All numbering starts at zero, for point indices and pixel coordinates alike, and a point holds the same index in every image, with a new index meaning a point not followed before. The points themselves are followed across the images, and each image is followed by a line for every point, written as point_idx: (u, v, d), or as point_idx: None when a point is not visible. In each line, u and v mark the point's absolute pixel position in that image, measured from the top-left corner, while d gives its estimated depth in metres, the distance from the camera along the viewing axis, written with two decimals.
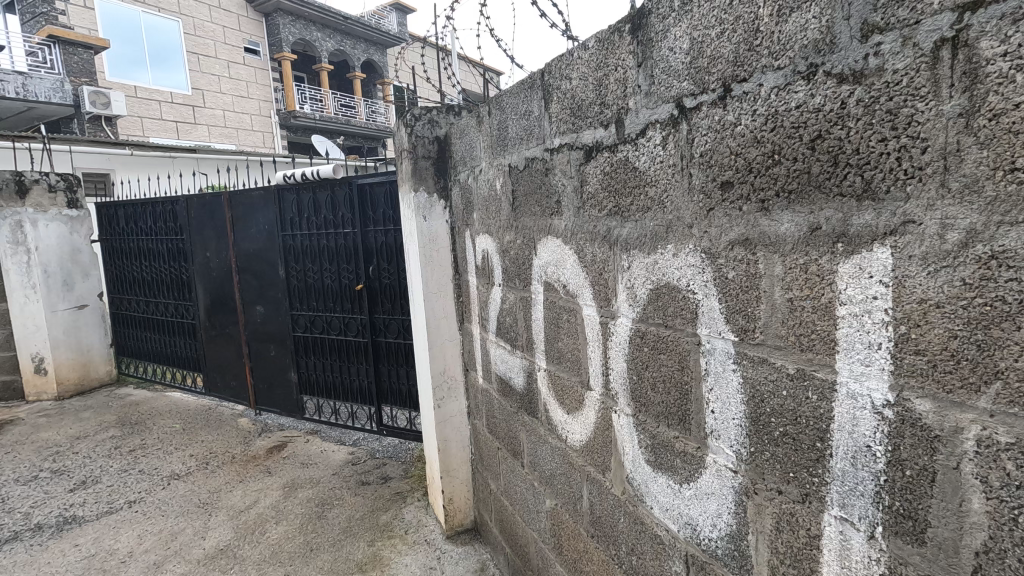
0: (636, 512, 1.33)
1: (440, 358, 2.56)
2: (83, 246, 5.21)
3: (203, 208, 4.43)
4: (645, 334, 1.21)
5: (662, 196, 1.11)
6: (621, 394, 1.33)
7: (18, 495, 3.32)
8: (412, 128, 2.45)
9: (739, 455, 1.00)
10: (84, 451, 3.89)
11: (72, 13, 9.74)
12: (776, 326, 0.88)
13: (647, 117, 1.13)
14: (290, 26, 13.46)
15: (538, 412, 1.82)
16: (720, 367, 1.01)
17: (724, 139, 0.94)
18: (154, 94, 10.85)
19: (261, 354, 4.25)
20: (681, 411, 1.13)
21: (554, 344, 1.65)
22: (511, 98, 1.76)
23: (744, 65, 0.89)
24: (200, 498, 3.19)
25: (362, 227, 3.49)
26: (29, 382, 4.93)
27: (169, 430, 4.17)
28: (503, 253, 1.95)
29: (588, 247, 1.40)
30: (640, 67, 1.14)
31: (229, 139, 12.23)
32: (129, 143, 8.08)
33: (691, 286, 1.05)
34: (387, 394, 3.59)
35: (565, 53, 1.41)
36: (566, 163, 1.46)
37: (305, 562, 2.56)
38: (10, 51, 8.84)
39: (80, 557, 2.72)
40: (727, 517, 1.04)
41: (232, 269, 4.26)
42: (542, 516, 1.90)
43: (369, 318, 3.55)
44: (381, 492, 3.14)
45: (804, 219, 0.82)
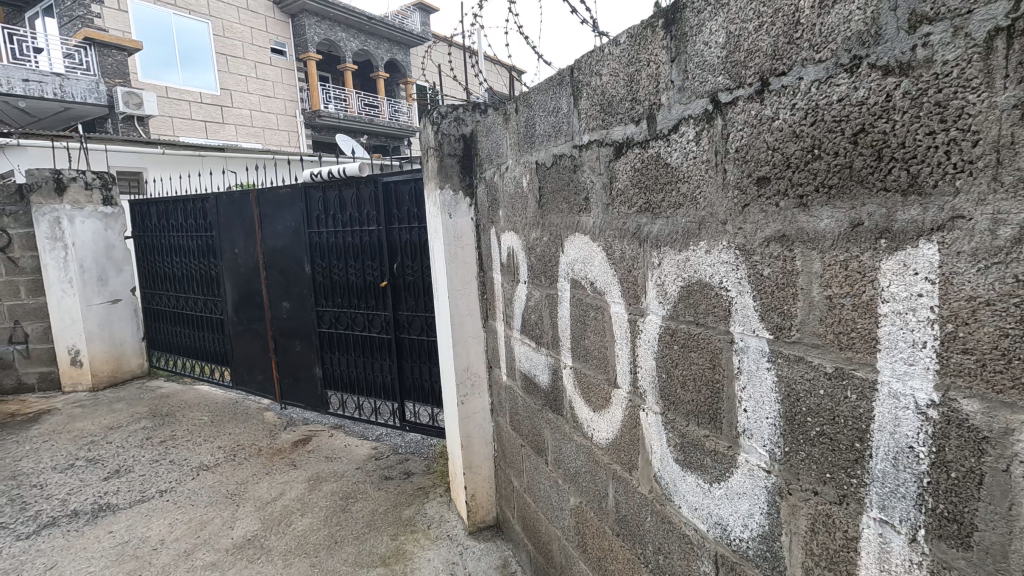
0: (664, 510, 1.32)
1: (464, 355, 2.58)
2: (117, 242, 5.36)
3: (231, 206, 4.52)
4: (675, 331, 1.20)
5: (695, 192, 1.10)
6: (650, 392, 1.32)
7: (56, 482, 3.44)
8: (439, 126, 2.47)
9: (773, 454, 0.98)
10: (118, 441, 4.00)
11: (108, 16, 10.03)
12: (813, 323, 0.87)
13: (680, 113, 1.12)
14: (315, 27, 13.64)
15: (563, 409, 1.82)
16: (753, 365, 1.00)
17: (761, 134, 0.93)
18: (185, 95, 11.11)
19: (287, 348, 4.32)
20: (712, 409, 1.12)
21: (581, 341, 1.65)
22: (539, 96, 1.76)
23: (783, 58, 0.88)
24: (228, 489, 3.26)
25: (386, 224, 3.52)
26: (66, 374, 5.09)
27: (198, 423, 4.27)
28: (529, 250, 1.95)
29: (617, 244, 1.39)
30: (673, 62, 1.12)
31: (256, 138, 12.46)
32: (160, 142, 8.28)
33: (724, 283, 1.04)
34: (411, 390, 3.62)
35: (596, 49, 1.40)
36: (594, 160, 1.46)
37: (330, 553, 2.59)
38: (49, 53, 9.14)
39: (114, 543, 2.80)
40: (760, 517, 1.03)
41: (260, 266, 4.34)
42: (566, 513, 1.90)
43: (393, 315, 3.59)
44: (404, 487, 3.17)
45: (844, 215, 0.81)
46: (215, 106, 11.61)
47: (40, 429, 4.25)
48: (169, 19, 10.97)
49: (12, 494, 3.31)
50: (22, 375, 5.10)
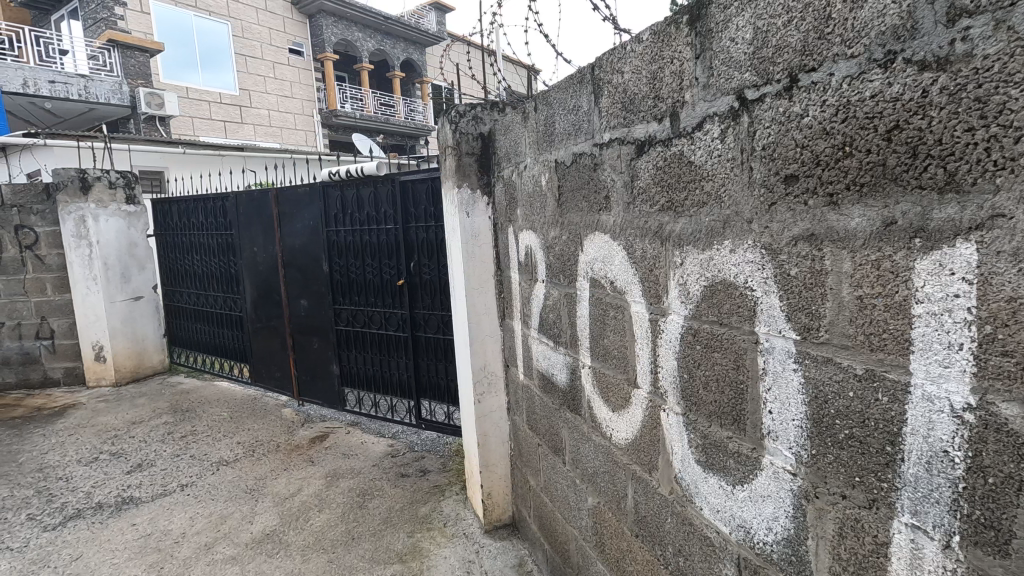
0: (685, 512, 1.31)
1: (481, 353, 2.59)
2: (139, 240, 5.44)
3: (251, 205, 4.58)
4: (697, 331, 1.19)
5: (720, 191, 1.08)
6: (671, 392, 1.31)
7: (81, 474, 3.51)
8: (457, 125, 2.48)
9: (799, 457, 0.97)
10: (140, 435, 4.08)
11: (130, 17, 10.21)
12: (843, 324, 0.85)
13: (705, 109, 1.10)
14: (332, 27, 13.74)
15: (581, 409, 1.81)
16: (779, 366, 0.98)
17: (790, 131, 0.92)
18: (205, 95, 11.28)
19: (304, 345, 4.35)
20: (735, 411, 1.11)
21: (600, 341, 1.64)
22: (559, 94, 1.75)
23: (813, 54, 0.86)
24: (247, 484, 3.31)
25: (403, 223, 3.53)
26: (90, 369, 5.20)
27: (218, 418, 4.33)
28: (547, 249, 1.94)
29: (638, 242, 1.38)
30: (697, 59, 1.11)
31: (274, 138, 12.60)
32: (181, 142, 8.42)
33: (749, 282, 1.03)
34: (427, 389, 3.63)
35: (618, 46, 1.39)
36: (615, 158, 1.45)
37: (347, 550, 2.61)
38: (74, 54, 9.34)
39: (137, 536, 2.85)
40: (785, 520, 1.02)
41: (279, 264, 4.39)
42: (584, 513, 1.89)
43: (410, 313, 3.61)
44: (420, 484, 3.19)
45: (876, 214, 0.79)
46: (234, 106, 11.76)
47: (66, 423, 4.35)
48: (190, 20, 11.13)
49: (40, 487, 3.39)
50: (48, 370, 5.23)
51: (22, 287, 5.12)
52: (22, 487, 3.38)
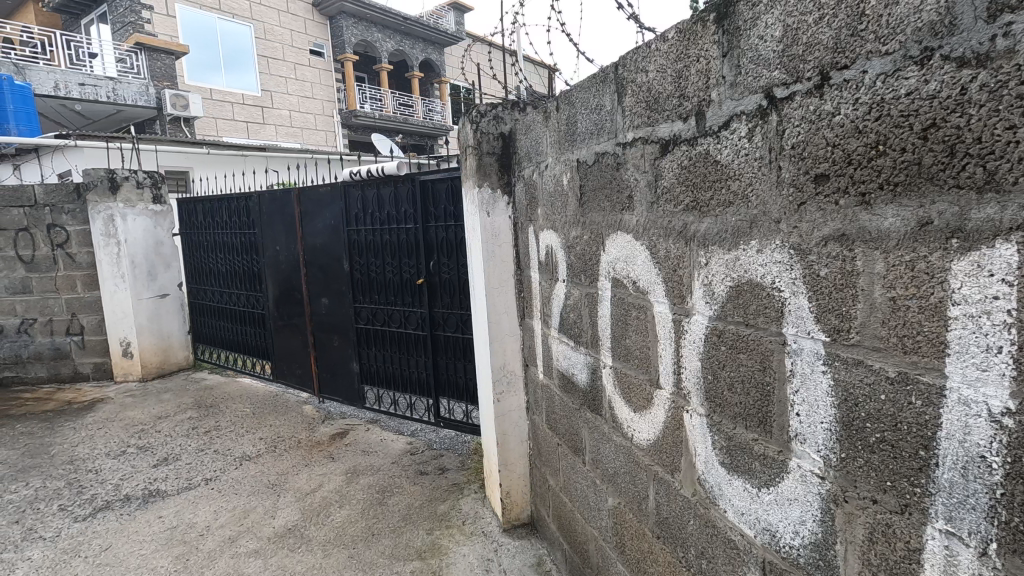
0: (708, 514, 1.30)
1: (500, 352, 2.60)
2: (165, 239, 5.56)
3: (273, 204, 4.65)
4: (722, 332, 1.18)
5: (747, 190, 1.07)
6: (694, 393, 1.30)
7: (110, 467, 3.61)
8: (478, 125, 2.49)
9: (828, 460, 0.95)
10: (166, 430, 4.17)
11: (157, 21, 10.43)
12: (874, 325, 0.84)
13: (732, 108, 1.09)
14: (352, 28, 13.87)
15: (602, 409, 1.81)
16: (807, 368, 0.97)
17: (821, 129, 0.90)
18: (228, 96, 11.48)
19: (325, 343, 4.41)
20: (761, 413, 1.09)
21: (622, 341, 1.63)
22: (581, 93, 1.75)
23: (845, 51, 0.85)
24: (269, 479, 3.37)
25: (423, 222, 3.56)
26: (118, 364, 5.34)
27: (241, 414, 4.41)
28: (568, 249, 1.94)
29: (661, 242, 1.37)
30: (725, 57, 1.10)
31: (295, 138, 12.77)
32: (206, 143, 8.58)
33: (777, 283, 1.01)
34: (446, 388, 3.65)
35: (642, 45, 1.39)
36: (638, 157, 1.44)
37: (367, 546, 2.64)
38: (103, 58, 9.58)
39: (163, 528, 2.92)
40: (812, 525, 1.00)
41: (300, 262, 4.44)
42: (603, 513, 1.89)
43: (429, 312, 3.63)
44: (439, 482, 3.21)
45: (911, 214, 0.78)
46: (256, 107, 11.95)
47: (95, 417, 4.46)
48: (213, 23, 11.32)
49: (71, 478, 3.48)
50: (78, 365, 5.37)
51: (53, 284, 5.27)
52: (54, 479, 3.48)
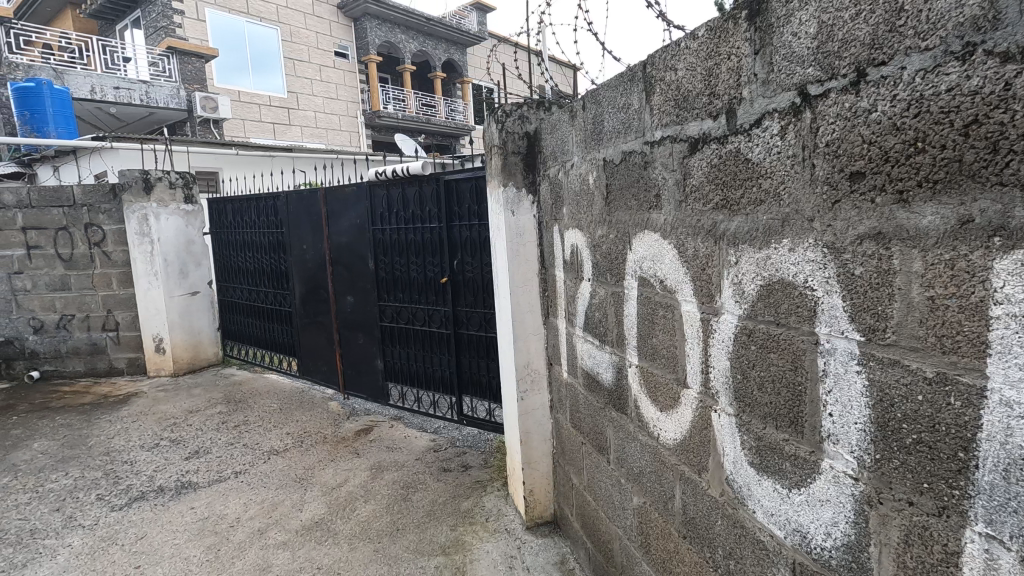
0: (736, 514, 1.29)
1: (524, 350, 2.61)
2: (196, 237, 5.71)
3: (300, 203, 4.73)
4: (752, 332, 1.17)
5: (779, 188, 1.06)
6: (722, 393, 1.30)
7: (144, 459, 3.72)
8: (503, 125, 2.51)
9: (862, 461, 0.94)
10: (197, 423, 4.28)
11: (188, 25, 10.70)
12: (912, 325, 0.83)
13: (764, 106, 1.08)
14: (376, 29, 14.02)
15: (627, 408, 1.81)
16: (841, 368, 0.96)
17: (856, 127, 0.90)
18: (255, 98, 11.71)
19: (350, 341, 4.48)
20: (792, 413, 1.09)
21: (648, 340, 1.63)
22: (608, 92, 1.75)
23: (882, 47, 0.84)
24: (296, 473, 3.43)
25: (447, 221, 3.59)
26: (151, 360, 5.50)
27: (268, 409, 4.50)
28: (594, 248, 1.94)
29: (690, 241, 1.36)
30: (757, 54, 1.10)
31: (320, 139, 12.96)
32: (234, 144, 8.76)
33: (810, 282, 1.01)
34: (469, 386, 3.68)
35: (670, 43, 1.38)
36: (667, 155, 1.44)
37: (392, 540, 2.68)
38: (137, 62, 9.86)
39: (195, 519, 3.00)
40: (845, 526, 0.99)
41: (327, 260, 4.52)
42: (628, 513, 1.89)
43: (453, 310, 3.66)
44: (462, 479, 3.23)
45: (951, 211, 0.77)
46: (283, 108, 12.17)
47: (129, 410, 4.61)
48: (242, 27, 11.56)
49: (107, 469, 3.60)
50: (113, 360, 5.55)
51: (90, 281, 5.44)
52: (91, 469, 3.61)
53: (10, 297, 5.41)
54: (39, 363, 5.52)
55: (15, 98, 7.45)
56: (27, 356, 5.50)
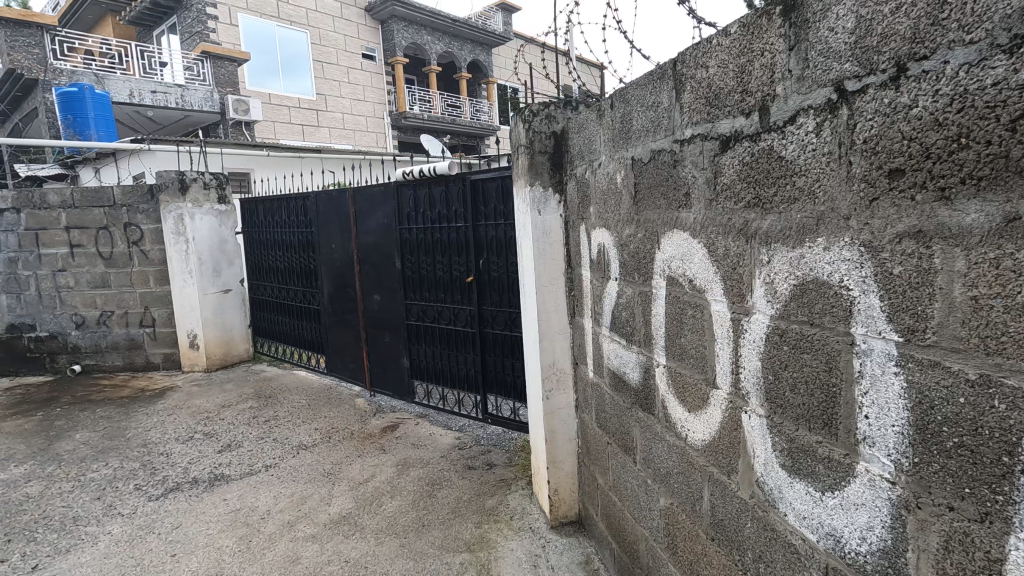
0: (767, 517, 1.28)
1: (550, 349, 2.62)
2: (229, 237, 5.86)
3: (329, 203, 4.81)
4: (785, 332, 1.15)
5: (814, 186, 1.05)
6: (753, 393, 1.28)
7: (179, 451, 3.84)
8: (530, 124, 2.53)
9: (899, 464, 0.92)
10: (229, 418, 4.40)
11: (221, 30, 10.99)
12: (953, 325, 0.81)
13: (798, 103, 1.07)
14: (403, 31, 14.16)
15: (655, 408, 1.80)
16: (878, 369, 0.94)
17: (895, 122, 0.88)
18: (285, 100, 11.95)
19: (377, 339, 4.54)
20: (826, 415, 1.07)
21: (676, 340, 1.62)
22: (637, 90, 1.74)
23: (924, 41, 0.82)
24: (324, 468, 3.50)
25: (473, 221, 3.61)
26: (186, 355, 5.66)
27: (297, 405, 4.60)
28: (621, 247, 1.94)
29: (720, 240, 1.35)
30: (791, 51, 1.08)
31: (348, 140, 13.16)
32: (265, 146, 8.96)
33: (846, 281, 0.99)
34: (493, 384, 3.69)
35: (702, 41, 1.37)
36: (697, 154, 1.43)
37: (418, 536, 2.71)
38: (173, 66, 10.16)
39: (227, 510, 3.08)
40: (881, 531, 0.97)
41: (355, 260, 4.59)
42: (655, 514, 1.87)
43: (478, 309, 3.68)
44: (487, 477, 3.25)
45: (996, 210, 0.75)
46: (312, 110, 12.39)
47: (165, 404, 4.75)
48: (273, 31, 11.82)
49: (144, 460, 3.73)
50: (150, 355, 5.74)
51: (129, 279, 5.63)
52: (130, 460, 3.74)
53: (55, 293, 5.65)
54: (81, 357, 5.75)
55: (60, 103, 7.76)
56: (70, 350, 5.73)
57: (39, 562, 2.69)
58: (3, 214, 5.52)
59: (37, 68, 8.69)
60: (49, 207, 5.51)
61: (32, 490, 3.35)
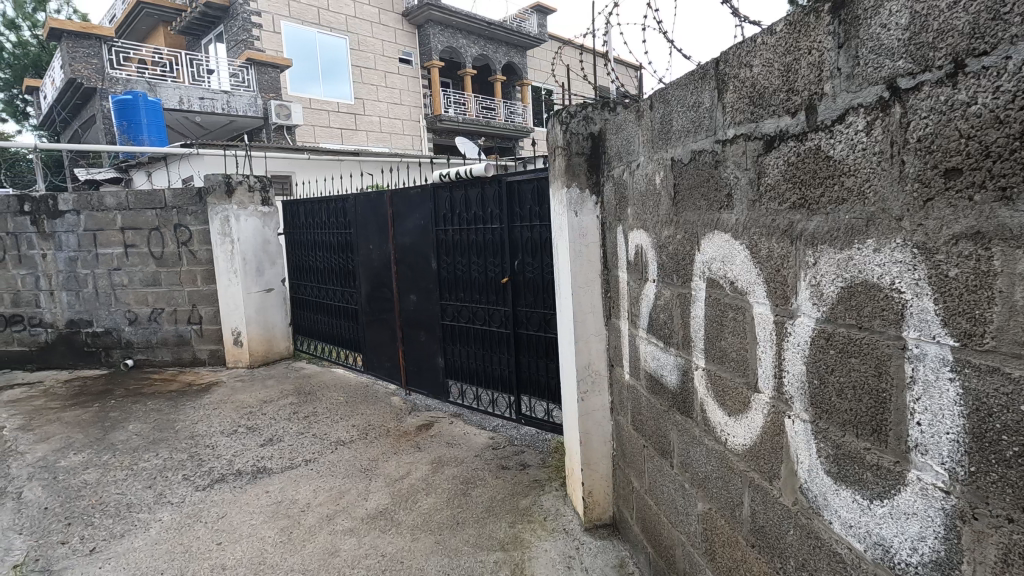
0: (810, 524, 1.25)
1: (585, 351, 2.61)
2: (272, 238, 6.06)
3: (367, 205, 4.92)
4: (831, 336, 1.13)
5: (864, 186, 1.02)
6: (798, 397, 1.25)
7: (224, 444, 3.99)
8: (567, 125, 2.53)
9: (954, 474, 0.89)
10: (271, 413, 4.54)
11: (265, 38, 11.38)
12: (1014, 331, 0.78)
13: (848, 101, 1.04)
14: (438, 35, 14.35)
15: (693, 411, 1.78)
16: (932, 374, 0.91)
17: (952, 120, 0.85)
18: (325, 104, 12.25)
19: (412, 338, 4.61)
20: (875, 421, 1.04)
21: (716, 342, 1.60)
22: (677, 91, 1.73)
23: (985, 36, 0.80)
24: (361, 464, 3.58)
25: (509, 222, 3.63)
26: (230, 352, 5.87)
27: (335, 402, 4.71)
28: (659, 248, 1.93)
29: (763, 241, 1.33)
30: (841, 48, 1.06)
31: (384, 143, 13.40)
32: (306, 149, 9.21)
33: (897, 284, 0.96)
34: (528, 385, 3.70)
35: (746, 40, 1.36)
36: (739, 154, 1.41)
37: (452, 533, 2.74)
38: (220, 73, 10.54)
39: (270, 502, 3.18)
40: (934, 542, 0.94)
41: (392, 261, 4.68)
42: (692, 518, 1.85)
43: (513, 310, 3.70)
44: (521, 478, 3.27)
45: None
46: (350, 114, 12.68)
47: (210, 398, 4.93)
48: (314, 38, 12.13)
49: (192, 452, 3.89)
50: (196, 351, 5.97)
51: (178, 278, 5.88)
52: (179, 451, 3.90)
53: (111, 291, 5.96)
54: (133, 352, 6.02)
55: (116, 110, 8.17)
56: (123, 345, 6.02)
57: (97, 546, 2.83)
58: (65, 216, 5.84)
59: (96, 77, 9.16)
60: (106, 209, 5.81)
61: (89, 477, 3.53)
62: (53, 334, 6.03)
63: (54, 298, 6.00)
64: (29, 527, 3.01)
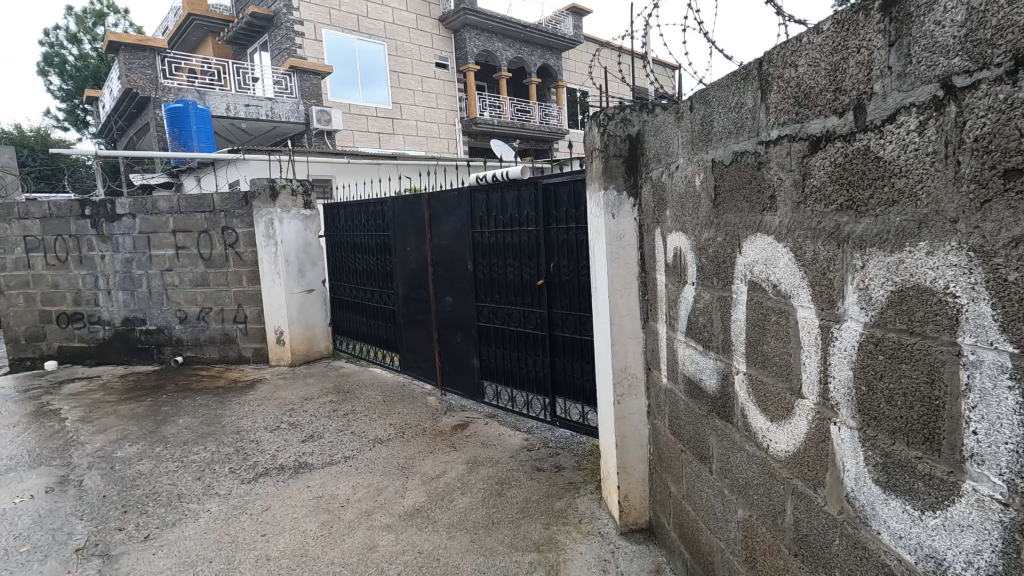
0: (857, 535, 1.22)
1: (621, 354, 2.60)
2: (313, 240, 6.24)
3: (405, 208, 5.01)
4: (881, 340, 1.10)
5: (916, 187, 1.00)
6: (845, 403, 1.22)
7: (268, 439, 4.13)
8: (605, 128, 2.53)
9: (1014, 486, 0.86)
10: (312, 410, 4.67)
11: (307, 46, 11.75)
12: None
13: (898, 100, 1.02)
14: (474, 40, 14.50)
15: (733, 416, 1.75)
16: (988, 382, 0.88)
17: (1012, 119, 0.83)
18: (364, 109, 12.53)
19: (448, 339, 4.68)
20: (928, 429, 1.01)
21: (758, 347, 1.57)
22: (719, 91, 1.71)
23: None
24: (398, 462, 3.64)
25: (545, 225, 3.64)
26: (273, 350, 6.07)
27: (373, 401, 4.81)
28: (699, 251, 1.91)
29: (808, 244, 1.31)
30: (892, 46, 1.03)
31: (421, 146, 13.59)
32: (346, 154, 9.44)
33: (951, 288, 0.93)
34: (563, 387, 3.70)
35: (791, 39, 1.33)
36: (784, 155, 1.38)
37: (487, 533, 2.77)
38: (264, 81, 10.91)
39: (312, 496, 3.28)
40: (991, 555, 0.91)
41: (429, 263, 4.76)
42: (732, 525, 1.82)
43: (548, 312, 3.71)
44: (555, 480, 3.27)
45: None
46: (388, 119, 12.92)
47: (254, 395, 5.10)
48: (354, 45, 12.42)
49: (237, 446, 4.03)
50: (242, 349, 6.19)
51: (225, 278, 6.11)
52: (225, 445, 4.06)
53: (163, 291, 6.24)
54: (183, 350, 6.29)
55: (168, 118, 8.58)
56: (174, 343, 6.30)
57: (151, 533, 2.98)
58: (122, 219, 6.16)
59: (150, 86, 9.61)
60: (159, 212, 6.09)
61: (143, 468, 3.71)
62: (110, 331, 6.36)
63: (110, 297, 6.32)
64: (89, 513, 3.18)
